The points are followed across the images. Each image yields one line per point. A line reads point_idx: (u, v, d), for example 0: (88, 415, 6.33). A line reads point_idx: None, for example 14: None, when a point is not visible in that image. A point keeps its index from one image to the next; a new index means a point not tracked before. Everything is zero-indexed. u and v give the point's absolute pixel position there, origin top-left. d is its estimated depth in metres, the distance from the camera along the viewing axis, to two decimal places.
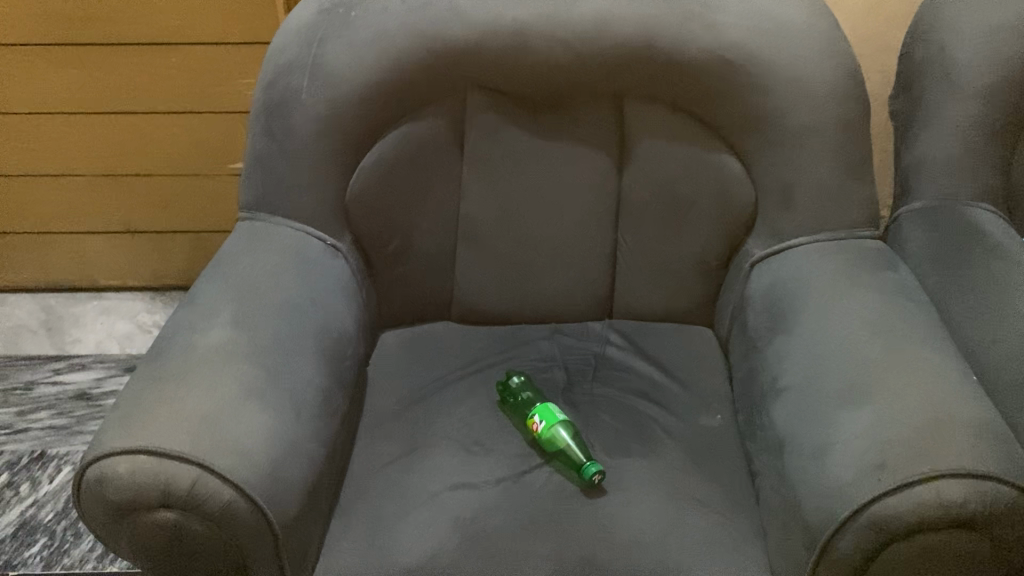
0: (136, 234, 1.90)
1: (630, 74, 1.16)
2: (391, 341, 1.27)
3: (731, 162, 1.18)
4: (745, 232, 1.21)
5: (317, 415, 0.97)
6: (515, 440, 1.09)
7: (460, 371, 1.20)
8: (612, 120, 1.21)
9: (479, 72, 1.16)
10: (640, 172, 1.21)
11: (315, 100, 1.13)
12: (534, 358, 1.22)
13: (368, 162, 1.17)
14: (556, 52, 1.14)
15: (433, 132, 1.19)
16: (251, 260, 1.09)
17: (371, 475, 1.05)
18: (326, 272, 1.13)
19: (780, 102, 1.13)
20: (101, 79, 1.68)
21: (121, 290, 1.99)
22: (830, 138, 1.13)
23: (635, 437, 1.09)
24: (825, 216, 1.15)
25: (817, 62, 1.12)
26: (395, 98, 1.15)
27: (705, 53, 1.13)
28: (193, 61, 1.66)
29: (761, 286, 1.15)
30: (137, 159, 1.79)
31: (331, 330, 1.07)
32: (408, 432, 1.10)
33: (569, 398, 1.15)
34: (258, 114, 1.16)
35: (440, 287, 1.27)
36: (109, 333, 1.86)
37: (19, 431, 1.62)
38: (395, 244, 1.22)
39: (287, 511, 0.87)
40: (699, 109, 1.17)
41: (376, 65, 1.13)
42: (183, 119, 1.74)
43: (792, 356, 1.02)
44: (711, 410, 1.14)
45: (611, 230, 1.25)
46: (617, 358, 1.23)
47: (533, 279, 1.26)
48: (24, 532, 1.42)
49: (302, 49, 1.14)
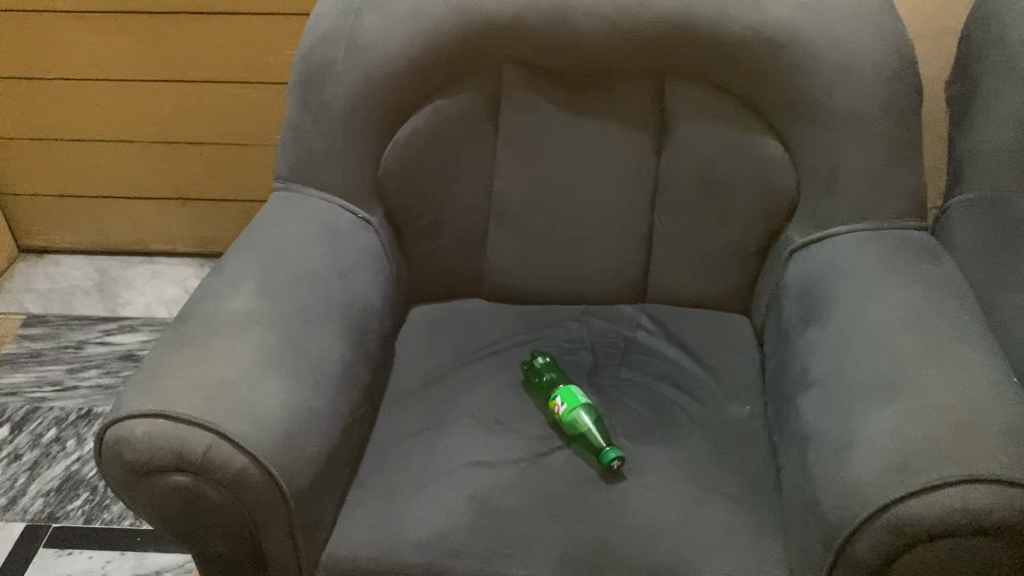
0: (186, 200, 1.93)
1: (670, 51, 1.13)
2: (421, 316, 1.26)
3: (773, 145, 1.14)
4: (785, 218, 1.17)
5: (338, 386, 0.98)
6: (537, 421, 1.08)
7: (487, 349, 1.20)
8: (652, 99, 1.18)
9: (516, 47, 1.14)
10: (679, 153, 1.18)
11: (351, 72, 1.13)
12: (563, 338, 1.21)
13: (402, 136, 1.16)
14: (594, 27, 1.12)
15: (468, 107, 1.18)
16: (281, 230, 1.10)
17: (390, 449, 1.05)
18: (356, 245, 1.13)
19: (825, 84, 1.08)
20: (152, 47, 1.71)
21: (173, 255, 2.03)
22: (877, 123, 1.08)
23: (658, 424, 1.07)
24: (868, 204, 1.10)
25: (867, 43, 1.08)
26: (431, 71, 1.14)
27: (747, 31, 1.09)
28: (240, 31, 1.67)
29: (797, 275, 1.11)
30: (188, 128, 1.82)
31: (357, 302, 1.08)
32: (430, 407, 1.10)
33: (594, 381, 1.14)
34: (294, 85, 1.16)
35: (471, 264, 1.27)
36: (158, 297, 1.91)
37: (68, 388, 1.67)
38: (427, 218, 1.22)
39: (299, 481, 0.88)
40: (740, 89, 1.13)
41: (412, 37, 1.12)
42: (231, 88, 1.75)
43: (823, 348, 0.99)
44: (739, 400, 1.11)
45: (647, 212, 1.22)
46: (647, 342, 1.21)
47: (565, 260, 1.25)
48: (68, 485, 1.47)
49: (339, 20, 1.14)
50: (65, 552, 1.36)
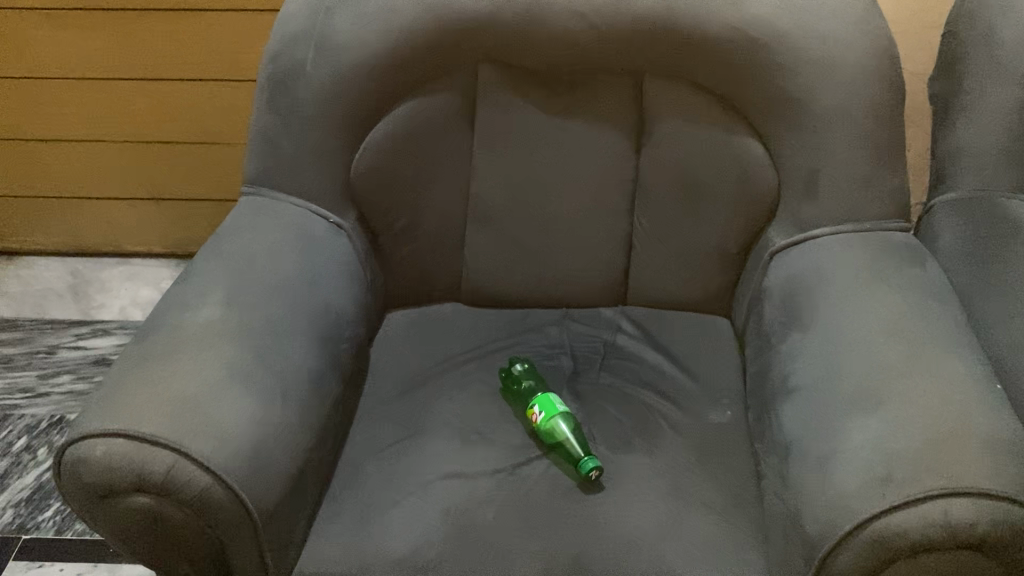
0: (160, 201, 1.89)
1: (648, 50, 1.10)
2: (397, 322, 1.23)
3: (754, 146, 1.11)
4: (766, 219, 1.14)
5: (307, 399, 0.95)
6: (514, 430, 1.06)
7: (464, 355, 1.17)
8: (631, 99, 1.16)
9: (491, 46, 1.12)
10: (658, 154, 1.16)
11: (321, 74, 1.10)
12: (542, 343, 1.19)
13: (375, 138, 1.13)
14: (570, 26, 1.09)
15: (443, 108, 1.15)
16: (250, 236, 1.07)
17: (363, 462, 1.02)
18: (327, 251, 1.10)
19: (807, 83, 1.05)
20: (123, 45, 1.67)
21: (148, 256, 1.98)
22: (859, 122, 1.05)
23: (639, 431, 1.05)
24: (851, 206, 1.07)
25: (851, 40, 1.05)
26: (403, 71, 1.11)
27: (728, 28, 1.06)
28: (210, 27, 1.63)
29: (778, 278, 1.08)
30: (161, 127, 1.78)
31: (328, 311, 1.04)
32: (405, 417, 1.08)
33: (574, 388, 1.11)
34: (262, 86, 1.13)
35: (448, 268, 1.24)
36: (133, 299, 1.87)
37: (40, 395, 1.64)
38: (403, 221, 1.19)
39: (267, 500, 0.85)
40: (720, 88, 1.11)
41: (384, 37, 1.09)
42: (202, 86, 1.71)
43: (806, 356, 0.96)
44: (721, 406, 1.09)
45: (626, 213, 1.20)
46: (627, 347, 1.18)
47: (543, 263, 1.22)
48: (38, 496, 1.44)
49: (309, 19, 1.11)
50: (36, 564, 1.33)
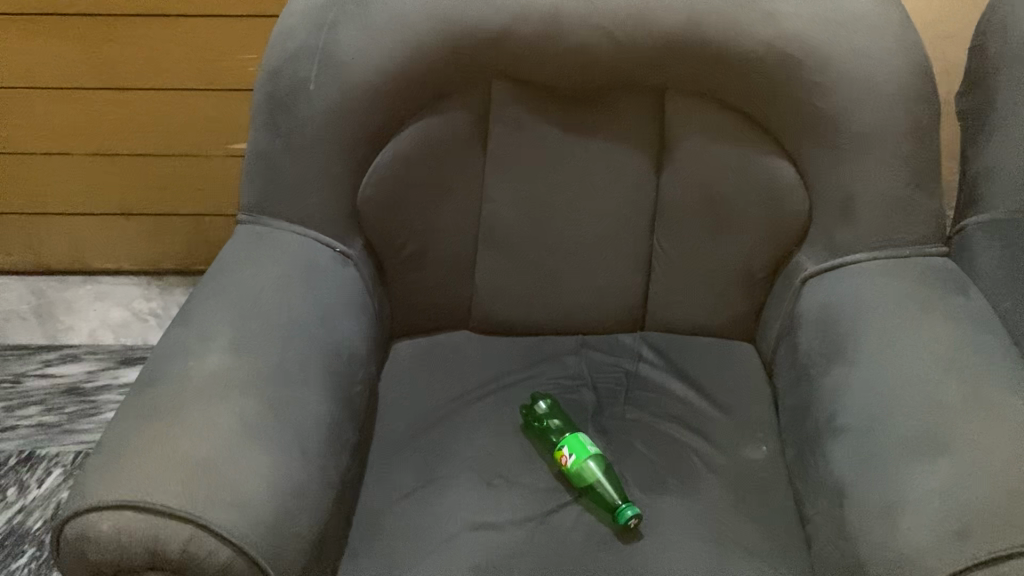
0: (131, 216, 1.78)
1: (675, 66, 1.04)
2: (405, 353, 1.16)
3: (784, 167, 1.06)
4: (796, 242, 1.09)
5: (325, 451, 0.87)
6: (541, 472, 1.00)
7: (480, 389, 1.11)
8: (653, 116, 1.09)
9: (507, 61, 1.04)
10: (682, 174, 1.10)
11: (325, 93, 1.02)
12: (561, 375, 1.12)
13: (383, 161, 1.06)
14: (592, 41, 1.02)
15: (455, 128, 1.07)
16: (253, 269, 0.98)
17: (382, 512, 0.95)
18: (336, 283, 1.02)
19: (843, 102, 1.00)
20: (92, 52, 1.55)
21: (117, 274, 1.87)
22: (897, 143, 1.00)
23: (672, 470, 1.00)
24: (889, 230, 1.02)
25: (888, 58, 1.00)
26: (414, 89, 1.03)
27: (760, 45, 1.01)
28: (190, 34, 1.53)
29: (813, 306, 1.04)
30: (134, 139, 1.67)
31: (341, 351, 0.97)
32: (423, 460, 1.01)
33: (599, 424, 1.05)
34: (260, 106, 1.04)
35: (458, 295, 1.17)
36: (104, 321, 1.76)
37: (6, 429, 1.53)
38: (411, 248, 1.12)
39: (290, 569, 0.77)
40: (749, 106, 1.05)
41: (394, 53, 1.01)
42: (178, 96, 1.61)
43: (854, 392, 0.92)
44: (756, 440, 1.04)
45: (646, 236, 1.14)
46: (651, 377, 1.12)
47: (560, 289, 1.16)
48: (11, 541, 1.34)
49: (310, 33, 1.02)
50: None
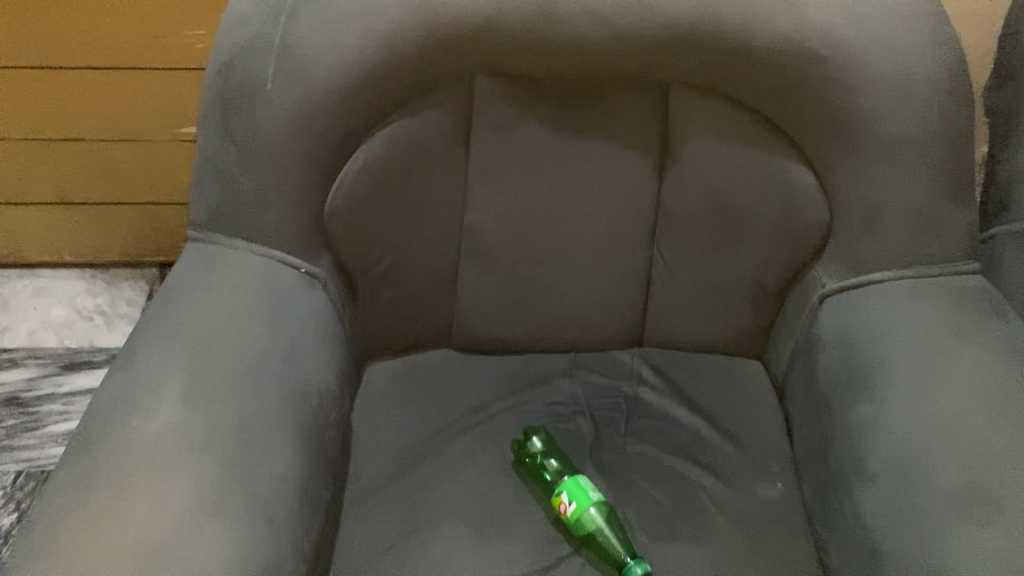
0: (71, 206, 1.62)
1: (681, 60, 0.91)
2: (380, 377, 1.05)
3: (802, 174, 0.96)
4: (813, 255, 0.99)
5: (296, 515, 0.76)
6: (537, 518, 0.90)
7: (465, 420, 1.00)
8: (655, 114, 0.97)
9: (491, 52, 0.91)
10: (687, 179, 0.99)
11: (284, 93, 0.88)
12: (554, 402, 1.03)
13: (353, 169, 0.93)
14: (588, 31, 0.89)
15: (433, 129, 0.95)
16: (207, 300, 0.86)
17: (361, 570, 0.85)
18: (304, 311, 0.90)
19: (872, 103, 0.90)
20: (20, 28, 1.38)
21: (58, 267, 1.71)
22: (928, 150, 0.90)
23: (681, 513, 0.90)
24: (917, 246, 0.93)
25: (920, 54, 0.89)
26: (386, 87, 0.90)
27: (778, 38, 0.89)
28: (131, 9, 1.36)
29: (833, 329, 0.94)
30: (73, 123, 1.51)
31: (310, 392, 0.85)
32: (405, 506, 0.90)
33: (598, 460, 0.96)
34: (211, 108, 0.91)
35: (439, 311, 1.05)
36: (44, 321, 1.61)
37: None
38: (385, 262, 1.00)
39: None
40: (765, 106, 0.94)
41: (361, 46, 0.88)
42: (120, 77, 1.45)
43: (885, 434, 0.83)
44: (770, 475, 0.95)
45: (647, 246, 1.03)
46: (652, 403, 1.03)
47: (551, 304, 1.05)
48: None
49: (266, 25, 0.89)
50: None
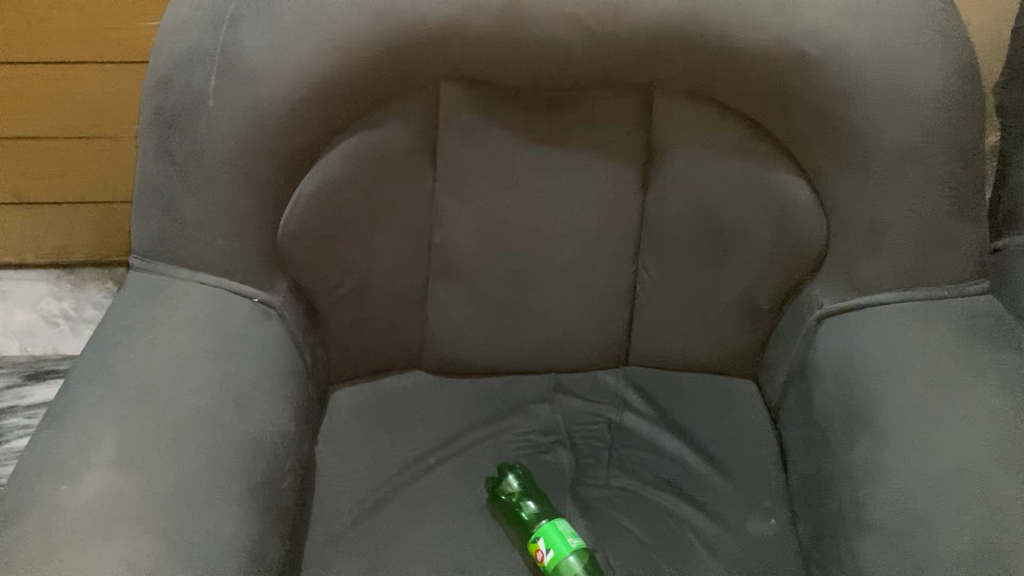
0: (32, 207, 1.55)
1: (664, 64, 0.83)
2: (347, 405, 0.98)
3: (798, 187, 0.88)
4: (810, 272, 0.92)
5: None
6: (513, 565, 0.83)
7: (437, 453, 0.93)
8: (638, 121, 0.89)
9: (456, 59, 0.82)
10: (673, 192, 0.91)
11: (227, 109, 0.80)
12: (533, 431, 0.97)
13: (309, 189, 0.85)
14: (560, 34, 0.81)
15: (396, 143, 0.87)
16: (150, 340, 0.79)
17: None
18: (258, 347, 0.83)
19: (874, 111, 0.82)
20: None
21: (21, 268, 1.64)
22: (935, 162, 0.83)
23: (668, 557, 0.84)
24: (923, 266, 0.85)
25: (927, 56, 0.81)
26: (340, 100, 0.82)
27: (771, 40, 0.81)
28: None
29: (832, 355, 0.87)
30: (26, 120, 1.42)
31: (263, 438, 0.78)
32: (371, 554, 0.84)
33: (579, 496, 0.90)
34: (150, 126, 0.83)
35: (409, 334, 0.98)
36: (7, 328, 1.54)
37: None
38: (349, 286, 0.92)
39: None
40: (757, 113, 0.86)
41: (310, 56, 0.79)
42: (70, 71, 1.36)
43: (888, 478, 0.76)
44: (764, 512, 0.88)
45: (631, 263, 0.96)
46: (637, 431, 0.97)
47: (529, 325, 0.98)
48: None
49: (206, 34, 0.81)
50: None
